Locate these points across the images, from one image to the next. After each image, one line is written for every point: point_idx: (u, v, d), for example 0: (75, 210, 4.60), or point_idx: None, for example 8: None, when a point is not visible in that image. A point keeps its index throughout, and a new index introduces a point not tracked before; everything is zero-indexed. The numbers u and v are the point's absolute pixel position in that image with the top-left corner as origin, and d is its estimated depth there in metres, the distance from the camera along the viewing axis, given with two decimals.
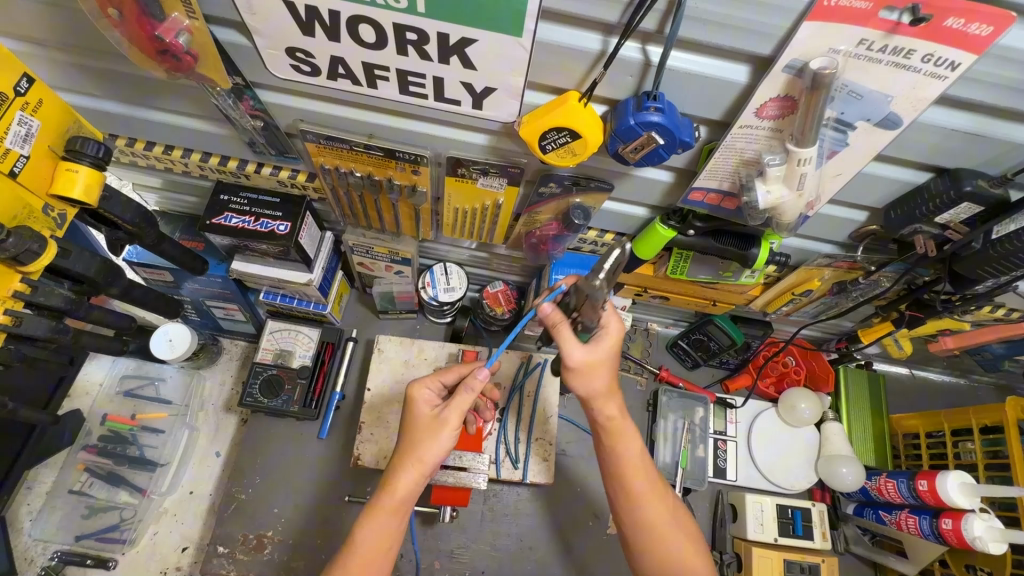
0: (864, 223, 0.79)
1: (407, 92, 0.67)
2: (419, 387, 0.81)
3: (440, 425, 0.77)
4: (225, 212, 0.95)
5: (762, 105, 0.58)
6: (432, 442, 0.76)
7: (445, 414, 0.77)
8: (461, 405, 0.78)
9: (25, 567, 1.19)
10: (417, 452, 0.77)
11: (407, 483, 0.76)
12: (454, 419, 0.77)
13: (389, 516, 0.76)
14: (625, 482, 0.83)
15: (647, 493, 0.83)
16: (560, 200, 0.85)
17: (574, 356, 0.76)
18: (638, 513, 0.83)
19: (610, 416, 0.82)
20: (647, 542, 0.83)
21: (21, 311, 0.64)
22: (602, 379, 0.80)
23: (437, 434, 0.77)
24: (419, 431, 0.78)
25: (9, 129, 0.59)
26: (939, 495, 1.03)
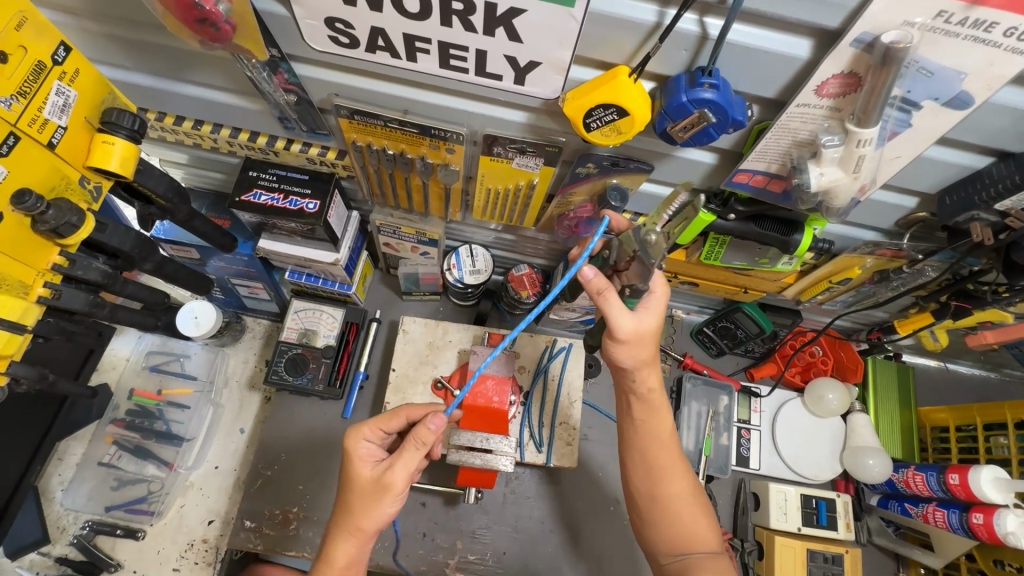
0: (914, 210, 0.77)
1: (448, 66, 0.65)
2: (358, 441, 0.82)
3: (383, 488, 0.77)
4: (254, 189, 0.94)
5: (823, 82, 0.55)
6: (375, 509, 0.77)
7: (389, 474, 0.77)
8: (406, 463, 0.78)
9: (57, 535, 1.21)
10: (356, 520, 0.78)
11: (347, 550, 0.78)
12: (399, 483, 0.77)
13: None
14: (648, 451, 0.84)
15: (670, 466, 0.84)
16: (597, 181, 0.83)
17: (624, 327, 0.74)
18: (659, 484, 0.83)
19: (649, 388, 0.82)
20: (663, 514, 0.83)
21: (59, 284, 0.64)
22: (649, 349, 0.79)
23: (380, 499, 0.77)
24: (362, 494, 0.78)
25: (45, 99, 0.58)
26: (971, 489, 1.02)
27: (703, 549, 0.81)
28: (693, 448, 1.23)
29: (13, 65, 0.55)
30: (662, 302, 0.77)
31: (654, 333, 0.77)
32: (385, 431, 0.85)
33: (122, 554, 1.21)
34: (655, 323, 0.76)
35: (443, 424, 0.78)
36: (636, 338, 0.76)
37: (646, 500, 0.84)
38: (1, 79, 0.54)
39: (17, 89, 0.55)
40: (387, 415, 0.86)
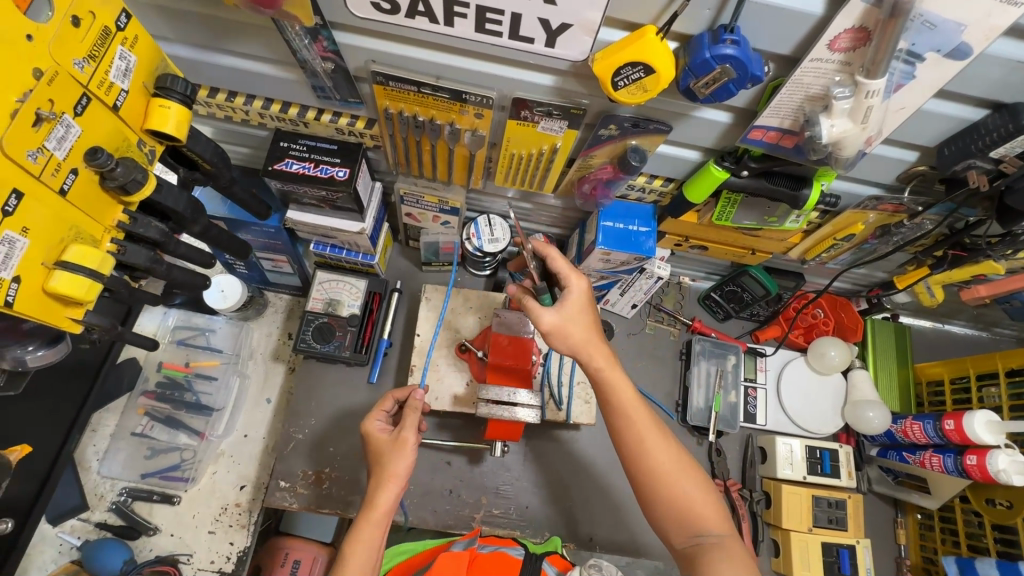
0: (914, 164, 0.82)
1: (484, 30, 0.69)
2: (370, 420, 1.00)
3: (400, 444, 0.95)
4: (286, 158, 0.98)
5: (835, 37, 0.60)
6: (396, 458, 0.94)
7: (402, 434, 0.95)
8: (412, 422, 0.97)
9: (95, 502, 1.26)
10: (387, 469, 0.93)
11: (388, 497, 0.91)
12: (410, 436, 0.95)
13: (377, 525, 0.89)
14: (629, 427, 0.88)
15: (651, 439, 0.88)
16: (617, 144, 0.87)
17: (545, 321, 0.88)
18: (647, 460, 0.87)
19: (597, 365, 0.89)
20: (664, 492, 0.86)
21: (122, 240, 0.68)
22: (579, 334, 0.89)
23: (400, 452, 0.94)
24: (385, 452, 0.95)
25: (111, 63, 0.62)
26: (965, 433, 1.08)
27: (708, 523, 0.84)
28: (703, 405, 1.31)
29: (85, 29, 0.58)
30: (578, 292, 0.90)
31: (580, 321, 0.90)
32: (388, 412, 1.04)
33: (160, 519, 1.26)
34: (575, 312, 0.89)
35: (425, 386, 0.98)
36: (561, 330, 0.89)
37: (642, 479, 0.88)
38: (75, 42, 0.57)
39: (88, 53, 0.59)
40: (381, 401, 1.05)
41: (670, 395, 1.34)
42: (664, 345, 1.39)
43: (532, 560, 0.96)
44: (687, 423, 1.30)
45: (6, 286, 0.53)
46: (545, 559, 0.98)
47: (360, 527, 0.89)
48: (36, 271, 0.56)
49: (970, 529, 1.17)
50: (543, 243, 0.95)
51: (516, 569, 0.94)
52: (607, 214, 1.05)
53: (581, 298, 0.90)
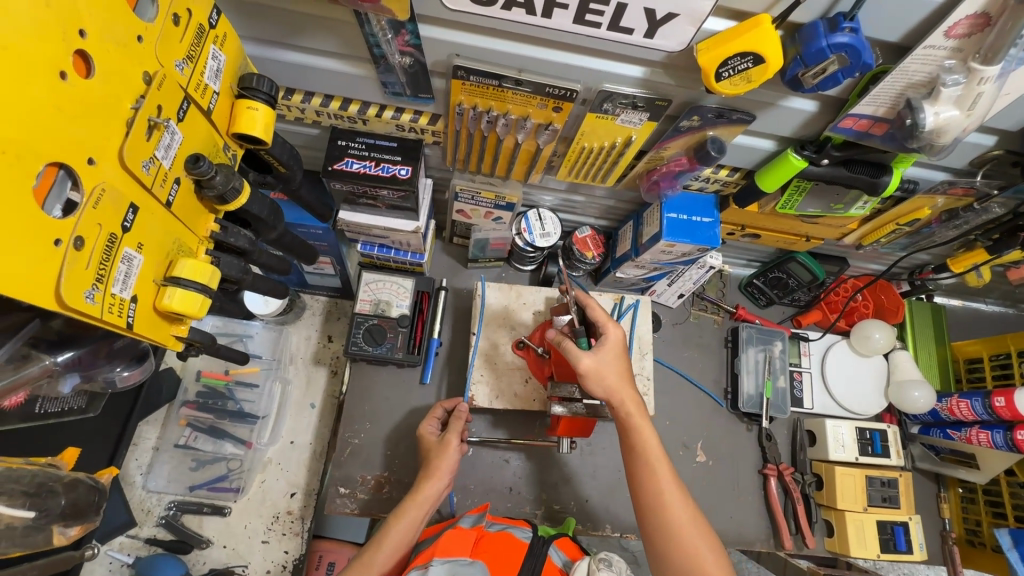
0: (991, 148, 0.82)
1: (583, 21, 0.67)
2: (423, 423, 1.07)
3: (443, 446, 1.00)
4: (346, 157, 0.94)
5: (955, 24, 0.59)
6: (444, 456, 0.99)
7: (447, 437, 1.01)
8: (456, 428, 1.03)
9: (144, 518, 1.22)
10: (435, 465, 0.98)
11: (431, 491, 0.95)
12: (453, 439, 1.00)
13: (415, 508, 0.94)
14: (651, 480, 0.85)
15: (673, 496, 0.84)
16: (694, 135, 0.86)
17: (584, 364, 0.86)
18: (664, 515, 0.83)
19: (628, 411, 0.88)
20: (676, 550, 0.82)
21: (214, 251, 0.65)
22: (614, 378, 0.88)
23: (445, 450, 1.00)
24: (432, 451, 1.01)
25: (205, 64, 0.58)
26: (1016, 409, 1.12)
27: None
28: (754, 392, 1.32)
29: (184, 28, 0.54)
30: (616, 338, 0.90)
31: (616, 366, 0.88)
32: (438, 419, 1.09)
33: (211, 532, 1.23)
34: (611, 359, 0.88)
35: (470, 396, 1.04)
36: (600, 374, 0.87)
37: (655, 533, 0.84)
38: (176, 42, 0.53)
39: (186, 54, 0.55)
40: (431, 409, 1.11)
41: (719, 382, 1.37)
42: (709, 333, 1.41)
43: (538, 544, 0.96)
44: (738, 410, 1.32)
45: (127, 306, 0.50)
46: (553, 544, 0.98)
47: (407, 507, 0.94)
48: (149, 289, 0.53)
49: (1017, 499, 1.21)
50: (584, 293, 0.97)
51: (521, 553, 0.94)
52: (670, 206, 1.03)
53: (618, 345, 0.90)
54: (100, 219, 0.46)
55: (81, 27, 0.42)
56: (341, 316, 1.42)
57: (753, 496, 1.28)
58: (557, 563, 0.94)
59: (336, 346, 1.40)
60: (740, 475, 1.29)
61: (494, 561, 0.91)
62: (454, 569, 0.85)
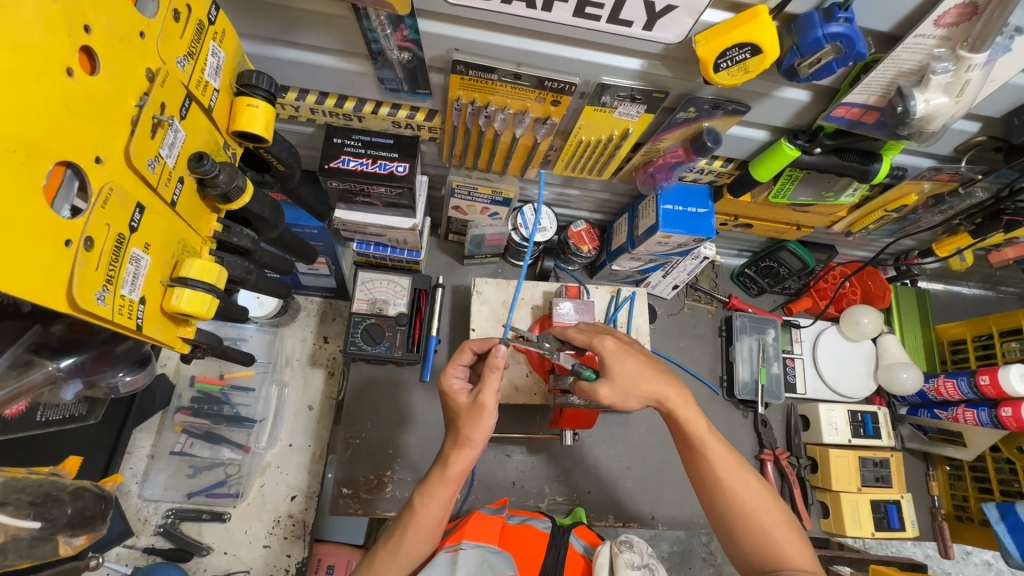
0: (975, 134, 0.85)
1: (582, 14, 0.67)
2: (448, 378, 0.90)
3: (479, 408, 0.83)
4: (342, 155, 0.93)
5: (943, 14, 0.61)
6: (476, 424, 0.84)
7: (479, 397, 0.83)
8: (491, 384, 0.84)
9: (141, 527, 1.20)
10: (464, 433, 0.85)
11: (463, 460, 0.86)
12: (490, 400, 0.83)
13: (447, 486, 0.87)
14: (708, 466, 0.84)
15: (733, 478, 0.83)
16: (690, 126, 0.87)
17: (604, 397, 0.83)
18: (728, 501, 0.83)
19: (671, 400, 0.85)
20: (745, 529, 0.83)
21: (217, 251, 0.63)
22: (646, 383, 0.84)
23: (480, 416, 0.84)
24: (463, 416, 0.85)
25: (205, 60, 0.57)
26: (1001, 387, 1.15)
27: (793, 561, 0.81)
28: (749, 379, 1.35)
29: (184, 24, 0.53)
30: (613, 348, 0.85)
31: (640, 368, 0.84)
32: (465, 366, 0.93)
33: (210, 538, 1.21)
34: (625, 371, 0.84)
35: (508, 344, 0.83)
36: (628, 391, 0.83)
37: (722, 517, 0.85)
38: (176, 38, 0.53)
39: (187, 50, 0.54)
40: (455, 354, 0.94)
41: (714, 371, 1.39)
42: (703, 323, 1.43)
43: (560, 533, 0.99)
44: (734, 397, 1.35)
45: (136, 308, 0.49)
46: (574, 532, 1.02)
47: (435, 484, 0.87)
48: (157, 290, 0.52)
49: (1002, 475, 1.25)
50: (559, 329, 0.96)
51: (543, 544, 0.97)
52: (666, 198, 1.05)
53: (619, 351, 0.85)
54: (109, 219, 0.45)
55: (86, 23, 0.41)
56: (336, 316, 1.40)
57: None
58: (578, 549, 0.98)
59: (332, 347, 1.38)
60: None
61: (519, 552, 0.96)
62: (483, 556, 0.89)
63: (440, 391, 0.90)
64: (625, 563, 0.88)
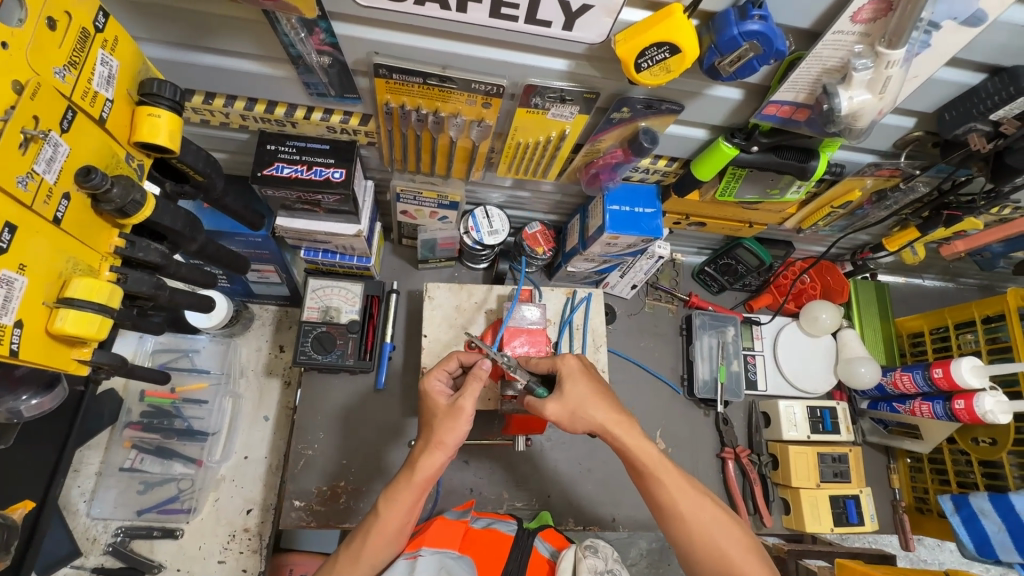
0: (912, 130, 0.85)
1: (499, 15, 0.65)
2: (430, 380, 0.90)
3: (456, 412, 0.84)
4: (276, 162, 0.91)
5: (858, 9, 0.60)
6: (453, 427, 0.84)
7: (459, 401, 0.84)
8: (472, 392, 0.84)
9: (89, 547, 1.17)
10: (437, 435, 0.84)
11: (432, 463, 0.84)
12: (469, 406, 0.83)
13: (413, 490, 0.83)
14: (660, 490, 0.83)
15: (686, 501, 0.82)
16: (627, 126, 0.86)
17: (551, 413, 0.85)
18: (682, 525, 0.81)
19: (622, 427, 0.85)
20: (702, 552, 0.80)
21: (121, 267, 0.61)
22: (594, 409, 0.85)
23: (457, 419, 0.84)
24: (441, 417, 0.85)
25: (93, 70, 0.55)
26: (953, 379, 1.15)
27: None
28: (709, 377, 1.34)
29: (62, 32, 0.51)
30: (570, 368, 0.87)
31: (589, 393, 0.86)
32: (450, 373, 0.93)
33: (162, 556, 1.18)
34: (577, 390, 0.86)
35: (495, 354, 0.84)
36: (575, 410, 0.85)
37: (680, 542, 0.82)
38: (53, 48, 0.50)
39: (67, 59, 0.52)
40: (444, 359, 0.94)
41: (675, 370, 1.39)
42: (665, 322, 1.42)
43: (524, 536, 0.96)
44: (694, 396, 1.35)
45: (9, 333, 0.47)
46: (539, 536, 0.98)
47: (400, 487, 0.84)
48: (39, 313, 0.50)
49: (959, 466, 1.25)
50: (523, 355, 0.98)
51: (507, 546, 0.94)
52: (613, 198, 1.03)
53: (580, 372, 0.88)
54: None
55: None
56: (292, 325, 1.38)
57: (712, 480, 1.30)
58: (543, 554, 0.95)
59: (289, 356, 1.36)
60: (698, 459, 1.32)
61: (480, 555, 0.93)
62: (442, 561, 0.86)
63: (421, 392, 0.90)
64: (588, 568, 0.86)
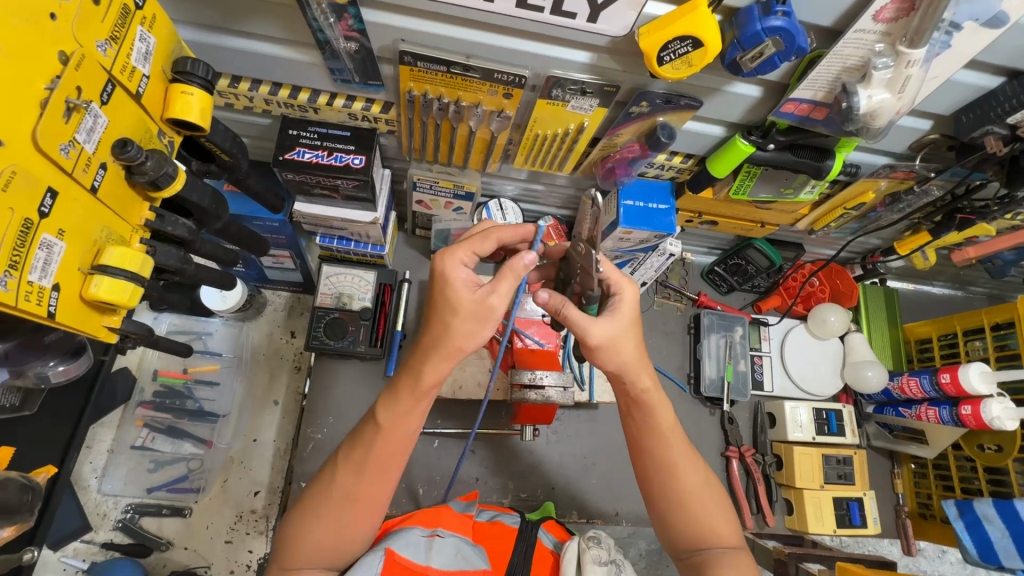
0: (928, 132, 0.85)
1: (525, 5, 0.66)
2: (452, 261, 0.70)
3: (484, 311, 0.69)
4: (297, 147, 0.92)
5: (881, 8, 0.61)
6: (473, 330, 0.70)
7: (488, 297, 0.69)
8: (506, 291, 0.70)
9: (99, 522, 1.19)
10: (453, 341, 0.70)
11: (438, 371, 0.72)
12: (501, 308, 0.69)
13: (412, 400, 0.73)
14: (661, 450, 0.77)
15: (684, 463, 0.77)
16: (645, 121, 0.87)
17: (596, 335, 0.72)
18: (673, 485, 0.76)
19: (643, 389, 0.76)
20: (684, 516, 0.76)
21: (150, 240, 0.63)
22: (631, 351, 0.74)
23: (483, 322, 0.70)
24: (458, 313, 0.70)
25: (132, 45, 0.56)
26: (961, 385, 1.15)
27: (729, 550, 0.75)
28: (715, 376, 1.35)
29: (105, 7, 0.52)
30: (633, 300, 0.74)
31: (632, 335, 0.74)
32: (475, 254, 0.74)
33: (170, 534, 1.20)
34: (629, 325, 0.74)
35: (538, 252, 0.69)
36: (616, 344, 0.73)
37: (664, 502, 0.77)
38: (96, 22, 0.52)
39: (109, 34, 0.53)
40: (475, 237, 0.75)
41: (682, 368, 1.40)
42: (673, 320, 1.43)
43: (527, 528, 0.96)
44: (700, 394, 1.35)
45: (48, 295, 0.49)
46: (542, 527, 0.99)
47: (403, 395, 0.73)
48: (74, 278, 0.52)
49: (963, 472, 1.25)
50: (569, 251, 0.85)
51: (512, 539, 0.93)
52: (627, 193, 1.05)
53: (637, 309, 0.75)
54: (12, 203, 0.45)
55: None
56: (304, 311, 1.39)
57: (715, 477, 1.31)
58: (547, 544, 0.96)
59: (299, 342, 1.37)
60: (703, 457, 1.33)
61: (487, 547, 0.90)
62: (459, 546, 0.83)
63: (433, 271, 0.72)
64: (592, 560, 0.85)
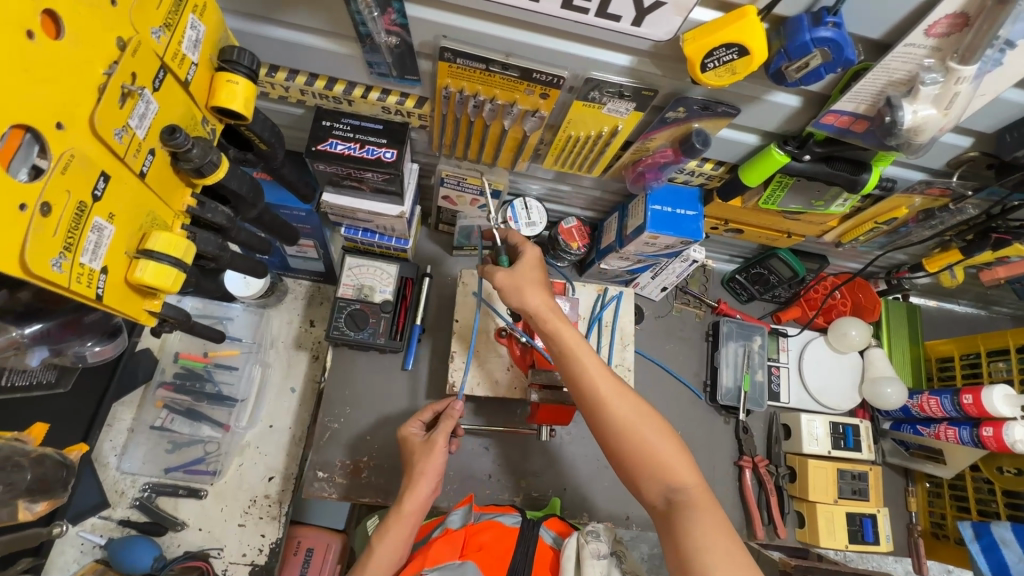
0: (967, 149, 0.84)
1: (570, 6, 0.66)
2: (405, 427, 1.02)
3: (431, 446, 0.97)
4: (330, 138, 0.93)
5: (934, 23, 0.60)
6: (428, 459, 0.96)
7: (433, 436, 0.97)
8: (445, 428, 0.98)
9: (116, 499, 1.21)
10: (417, 470, 0.95)
11: (418, 499, 0.93)
12: (440, 440, 0.97)
13: (404, 522, 0.91)
14: (587, 381, 0.81)
15: (610, 392, 0.80)
16: (680, 126, 0.86)
17: (498, 281, 0.87)
18: (603, 415, 0.80)
19: (555, 323, 0.83)
20: (625, 445, 0.78)
21: (190, 227, 0.63)
22: (535, 292, 0.86)
23: (431, 452, 0.96)
24: (415, 454, 0.98)
25: (184, 33, 0.57)
26: (984, 407, 1.13)
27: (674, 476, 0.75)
28: (732, 385, 1.34)
29: None
30: (533, 254, 0.89)
31: (533, 278, 0.87)
32: (424, 419, 1.03)
33: (185, 514, 1.22)
34: (528, 271, 0.88)
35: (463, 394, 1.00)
36: (518, 287, 0.86)
37: (602, 433, 0.80)
38: (152, 9, 0.52)
39: (163, 21, 0.54)
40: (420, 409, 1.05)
41: (698, 375, 1.39)
42: (690, 326, 1.43)
43: (528, 526, 0.95)
44: (716, 403, 1.35)
45: (97, 278, 0.50)
46: (543, 524, 0.99)
47: (392, 521, 0.92)
48: (121, 261, 0.53)
49: (980, 494, 1.24)
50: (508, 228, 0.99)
51: (514, 538, 0.93)
52: (655, 198, 1.04)
53: (537, 261, 0.90)
54: (69, 185, 0.45)
55: None
56: (324, 301, 1.40)
57: (726, 486, 1.31)
58: (548, 541, 0.95)
59: (318, 331, 1.38)
60: (715, 466, 1.32)
61: (485, 555, 0.89)
62: None
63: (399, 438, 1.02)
64: (591, 553, 0.87)
